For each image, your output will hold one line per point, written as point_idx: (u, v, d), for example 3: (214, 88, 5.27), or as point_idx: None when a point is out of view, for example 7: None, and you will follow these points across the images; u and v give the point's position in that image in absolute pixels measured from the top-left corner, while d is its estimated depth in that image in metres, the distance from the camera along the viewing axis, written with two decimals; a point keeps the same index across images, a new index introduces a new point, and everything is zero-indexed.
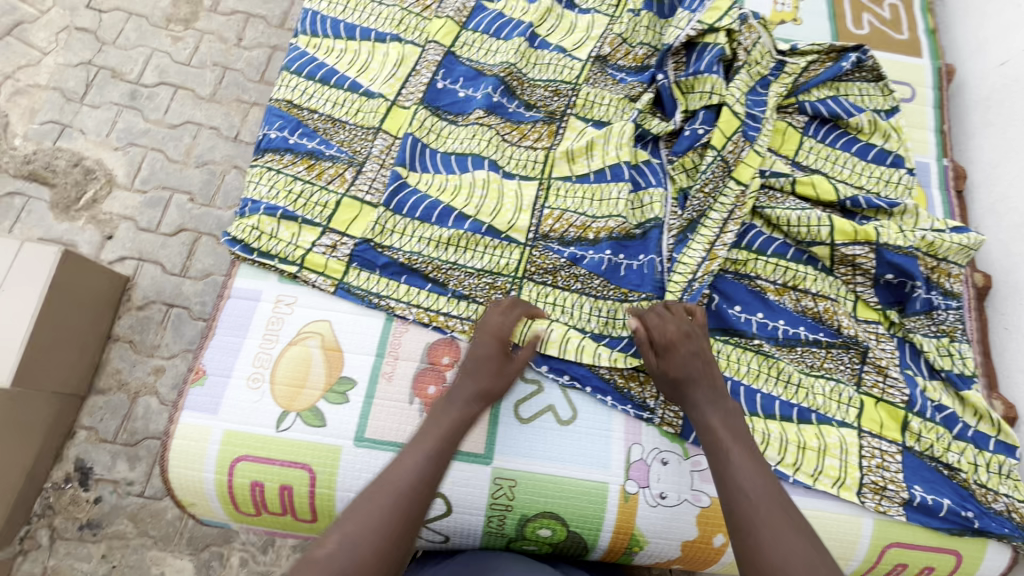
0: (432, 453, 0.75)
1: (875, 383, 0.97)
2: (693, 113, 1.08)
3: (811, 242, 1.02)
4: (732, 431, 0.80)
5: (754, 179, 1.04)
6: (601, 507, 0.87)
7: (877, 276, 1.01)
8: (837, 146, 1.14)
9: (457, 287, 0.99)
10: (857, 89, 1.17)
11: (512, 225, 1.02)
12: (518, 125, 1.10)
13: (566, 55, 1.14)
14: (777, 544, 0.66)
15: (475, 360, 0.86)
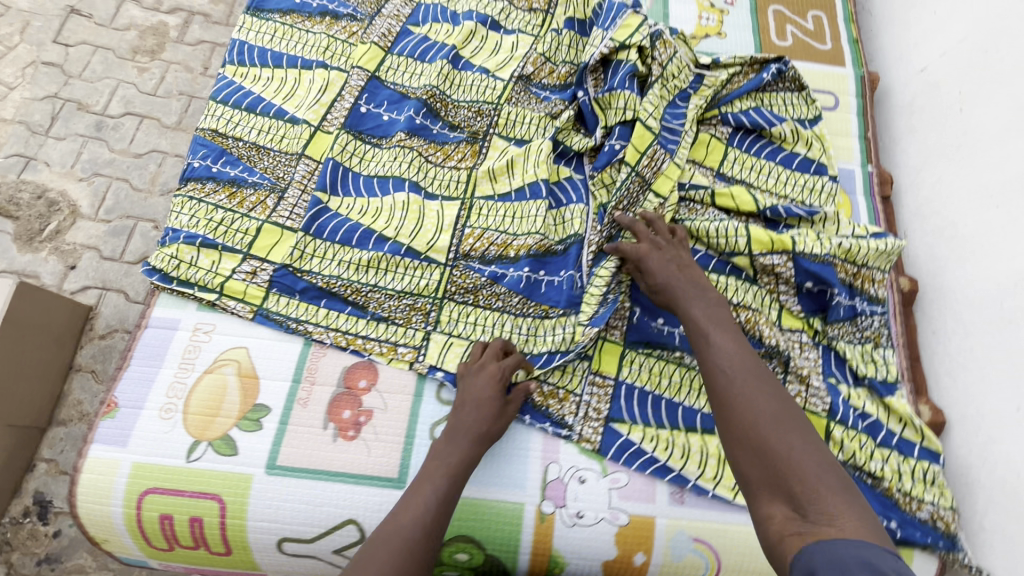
0: (437, 502, 0.79)
1: (797, 393, 0.96)
2: (611, 127, 1.09)
3: (731, 253, 1.02)
4: (714, 320, 0.86)
5: (673, 192, 1.05)
6: (517, 528, 0.87)
7: (798, 284, 1.01)
8: (762, 155, 1.14)
9: (377, 309, 0.99)
10: (781, 99, 1.18)
11: (432, 245, 1.02)
12: (441, 145, 1.11)
13: (489, 75, 1.16)
14: (753, 409, 0.74)
15: (476, 403, 0.87)
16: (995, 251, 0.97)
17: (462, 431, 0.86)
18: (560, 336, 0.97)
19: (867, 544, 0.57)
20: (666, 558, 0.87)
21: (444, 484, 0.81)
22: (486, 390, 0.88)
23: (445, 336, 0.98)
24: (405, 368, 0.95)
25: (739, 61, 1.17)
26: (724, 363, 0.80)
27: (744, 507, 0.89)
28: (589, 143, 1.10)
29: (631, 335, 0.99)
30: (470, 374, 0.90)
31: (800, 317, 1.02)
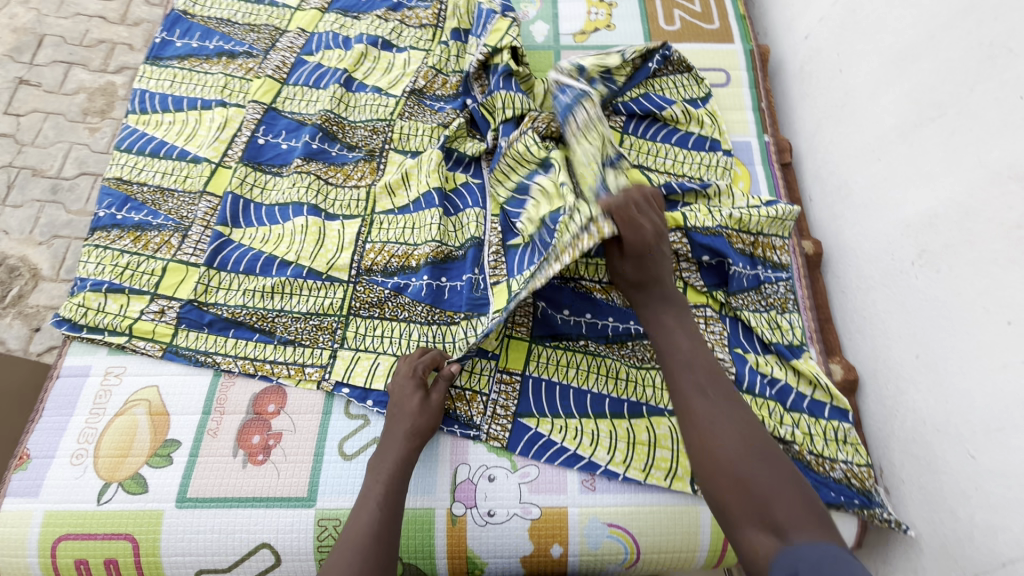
0: (381, 501, 0.80)
1: None
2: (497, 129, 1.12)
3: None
4: (684, 331, 0.82)
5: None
6: (429, 533, 0.87)
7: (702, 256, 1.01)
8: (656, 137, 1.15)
9: (284, 333, 1.00)
10: (671, 82, 1.19)
11: (333, 264, 1.05)
12: (341, 166, 1.15)
13: (382, 93, 1.23)
14: (710, 416, 0.73)
15: (395, 403, 0.88)
16: (882, 204, 0.98)
17: (390, 435, 0.86)
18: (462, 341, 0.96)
19: (832, 547, 0.60)
20: (583, 547, 0.88)
21: (383, 486, 0.81)
22: (403, 391, 0.88)
23: (352, 352, 0.99)
24: (314, 387, 0.97)
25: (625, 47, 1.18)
26: (678, 371, 0.79)
27: (656, 486, 0.89)
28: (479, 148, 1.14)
29: (536, 330, 0.98)
30: (394, 382, 0.90)
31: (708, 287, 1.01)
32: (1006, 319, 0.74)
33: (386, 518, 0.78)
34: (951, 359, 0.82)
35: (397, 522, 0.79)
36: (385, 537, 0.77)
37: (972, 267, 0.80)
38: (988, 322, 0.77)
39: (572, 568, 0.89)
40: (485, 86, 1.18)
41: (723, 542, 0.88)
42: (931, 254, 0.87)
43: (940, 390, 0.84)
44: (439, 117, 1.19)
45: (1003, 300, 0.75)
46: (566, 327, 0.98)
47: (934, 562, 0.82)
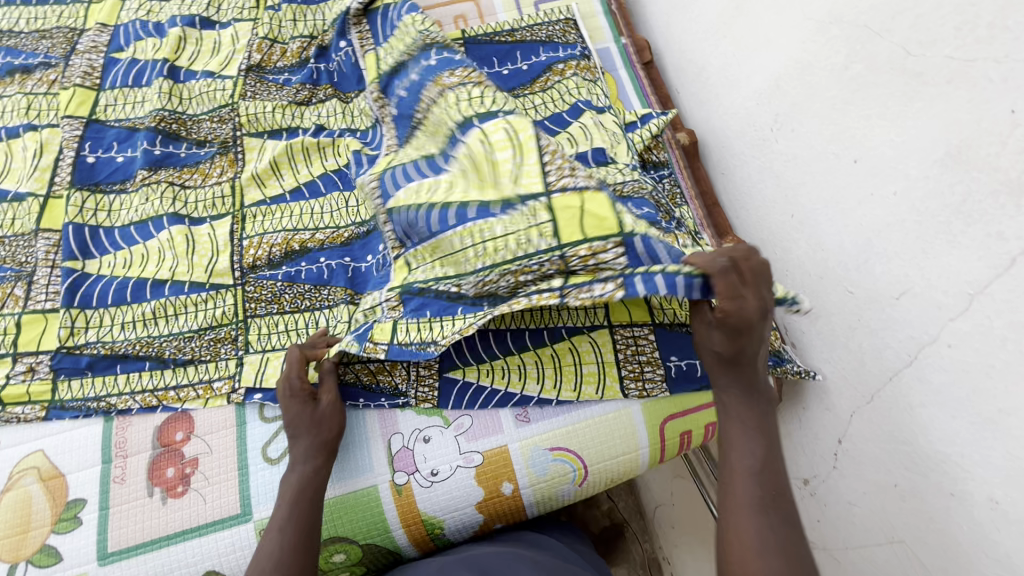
0: (285, 523, 0.75)
1: None
2: (381, 75, 1.02)
3: (483, 159, 0.80)
4: (752, 432, 0.70)
5: (433, 116, 0.90)
6: (378, 509, 0.86)
7: (570, 161, 0.76)
8: (574, 119, 1.04)
9: (179, 355, 0.92)
10: (570, 81, 1.11)
11: (212, 271, 0.97)
12: (195, 166, 1.06)
13: (215, 77, 1.13)
14: (743, 493, 0.66)
15: (290, 423, 0.83)
16: (735, 80, 1.00)
17: (293, 456, 0.82)
18: (356, 319, 0.90)
19: None
20: (532, 477, 0.89)
21: (287, 507, 0.77)
22: (289, 411, 0.82)
23: (259, 355, 0.92)
24: (225, 403, 0.90)
25: (514, 32, 1.18)
26: (730, 442, 0.70)
27: (590, 401, 0.90)
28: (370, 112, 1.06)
29: (408, 303, 0.84)
30: (279, 401, 0.84)
31: (597, 193, 0.74)
32: (852, 158, 0.79)
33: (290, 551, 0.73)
34: (817, 209, 0.88)
35: (308, 539, 0.75)
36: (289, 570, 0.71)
37: (818, 118, 0.84)
38: (839, 165, 0.82)
39: (528, 500, 0.90)
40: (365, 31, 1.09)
41: (660, 434, 0.91)
42: (783, 116, 0.91)
43: (815, 240, 0.89)
44: (289, 94, 1.12)
45: (848, 142, 0.80)
46: (441, 303, 0.82)
47: (840, 395, 0.90)
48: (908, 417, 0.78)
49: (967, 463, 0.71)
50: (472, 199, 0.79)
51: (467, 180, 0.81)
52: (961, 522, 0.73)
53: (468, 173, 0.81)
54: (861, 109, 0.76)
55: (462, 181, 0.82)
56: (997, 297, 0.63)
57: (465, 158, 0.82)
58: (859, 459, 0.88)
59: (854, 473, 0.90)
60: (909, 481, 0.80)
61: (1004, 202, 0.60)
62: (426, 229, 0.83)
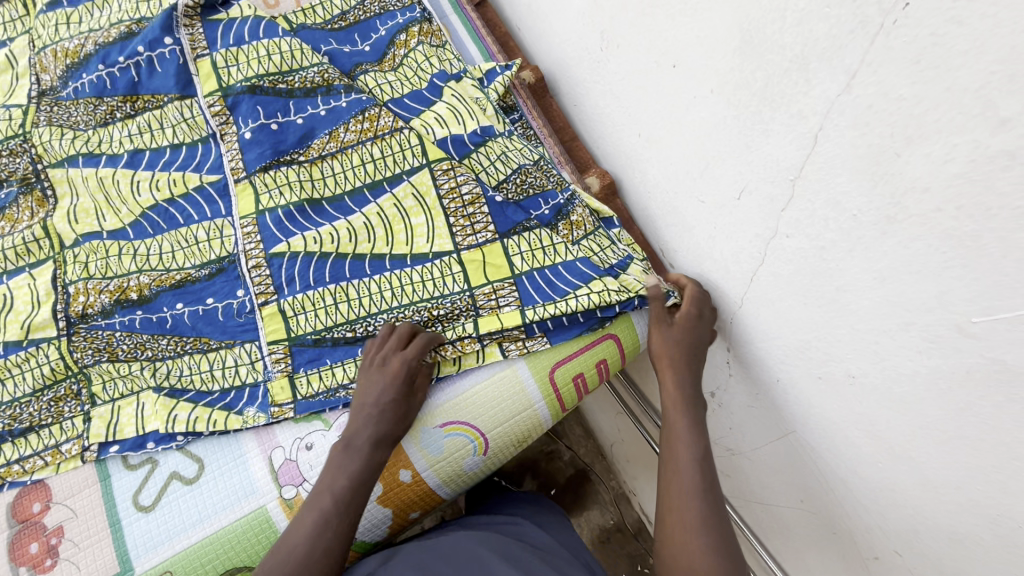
0: (330, 518, 0.72)
1: (463, 233, 0.90)
2: (227, 88, 0.94)
3: (394, 220, 0.91)
4: (695, 416, 0.81)
5: (322, 165, 0.93)
6: (271, 529, 0.80)
7: (470, 218, 0.90)
8: (437, 96, 0.98)
9: (13, 425, 0.83)
10: (417, 53, 1.02)
11: (32, 325, 0.87)
12: (3, 212, 0.94)
13: (2, 107, 0.97)
14: (688, 483, 0.75)
15: (376, 405, 0.78)
16: (561, 5, 0.95)
17: (354, 441, 0.77)
18: (233, 370, 0.86)
19: None
20: (429, 459, 0.86)
21: (332, 501, 0.73)
22: (388, 389, 0.78)
23: (108, 405, 0.85)
24: (79, 463, 0.82)
25: (345, 15, 1.06)
26: (680, 434, 0.79)
27: (473, 367, 0.88)
28: (201, 121, 0.95)
29: (301, 355, 0.86)
30: (378, 378, 0.80)
31: (496, 245, 0.90)
32: (671, 63, 0.76)
33: (338, 524, 0.71)
34: (658, 124, 0.84)
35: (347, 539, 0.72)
36: (334, 548, 0.70)
37: (636, 29, 0.79)
38: (663, 73, 0.78)
39: (433, 483, 0.87)
40: (197, 33, 0.96)
41: (551, 383, 0.89)
42: (607, 33, 0.86)
43: (663, 156, 0.87)
44: (87, 112, 0.95)
45: (664, 48, 0.76)
46: (343, 348, 0.87)
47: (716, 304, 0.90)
48: (771, 312, 0.78)
49: (824, 346, 0.71)
50: (383, 250, 0.90)
51: (370, 236, 0.90)
52: (831, 403, 0.74)
53: (374, 228, 0.91)
54: (665, 9, 0.72)
55: (366, 234, 0.90)
56: (811, 178, 0.62)
57: (375, 216, 0.91)
58: (745, 361, 0.89)
59: (744, 376, 0.91)
60: (786, 373, 0.81)
61: (798, 79, 0.58)
62: (318, 279, 0.88)
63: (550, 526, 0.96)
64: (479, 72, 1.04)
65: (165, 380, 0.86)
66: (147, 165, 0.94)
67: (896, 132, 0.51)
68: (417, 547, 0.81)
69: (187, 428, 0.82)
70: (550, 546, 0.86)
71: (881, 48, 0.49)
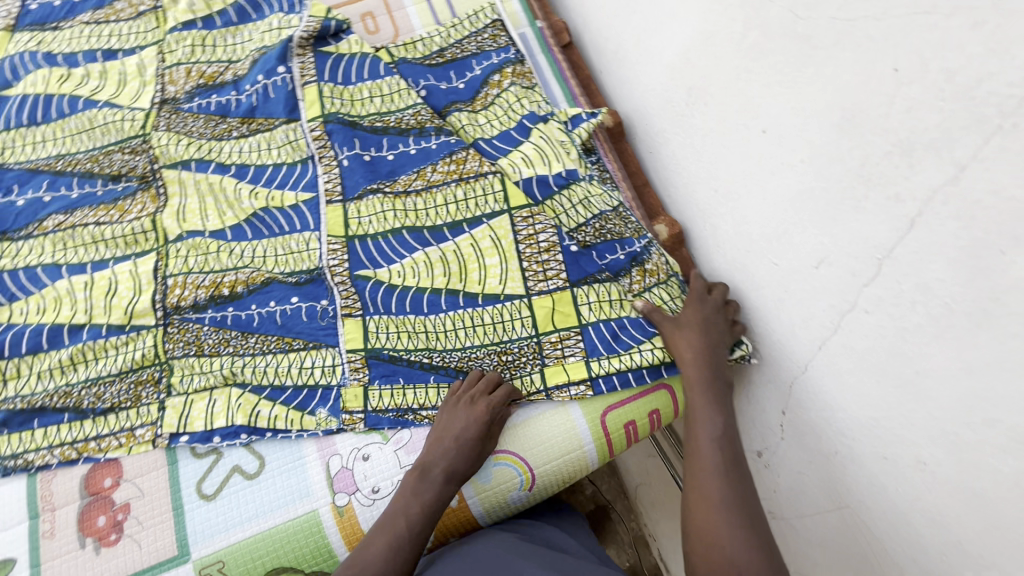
0: (400, 541, 0.74)
1: (536, 277, 0.93)
2: (327, 115, 1.02)
3: (469, 258, 0.95)
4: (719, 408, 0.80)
5: (406, 199, 0.98)
6: (322, 534, 0.83)
7: (544, 264, 0.93)
8: (524, 137, 1.02)
9: (98, 403, 0.89)
10: (510, 93, 1.07)
11: (133, 312, 0.93)
12: (114, 203, 0.99)
13: (125, 109, 1.04)
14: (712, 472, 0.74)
15: (457, 440, 0.81)
16: (649, 57, 0.98)
17: (430, 471, 0.80)
18: (309, 370, 0.91)
19: None
20: (477, 487, 0.87)
21: (403, 525, 0.76)
22: (471, 427, 0.81)
23: (182, 397, 0.89)
24: (150, 448, 0.87)
25: (444, 52, 1.11)
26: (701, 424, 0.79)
27: (526, 401, 0.90)
28: (302, 145, 1.02)
29: (375, 367, 0.90)
30: (462, 415, 0.82)
31: (567, 293, 0.93)
32: (761, 128, 0.77)
33: (408, 549, 0.74)
34: (737, 183, 0.86)
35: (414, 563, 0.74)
36: (401, 571, 0.73)
37: (726, 90, 0.81)
38: (750, 136, 0.80)
39: (477, 510, 0.89)
40: (308, 62, 1.04)
41: (603, 428, 0.89)
42: (695, 90, 0.88)
43: (739, 214, 0.88)
44: (206, 126, 1.03)
45: (755, 111, 0.77)
46: (415, 370, 0.90)
47: (778, 366, 0.90)
48: (838, 384, 0.78)
49: (894, 426, 0.70)
50: (450, 287, 0.94)
51: (446, 269, 0.94)
52: (895, 484, 0.73)
53: (449, 263, 0.94)
54: (761, 77, 0.74)
55: (442, 267, 0.94)
56: (901, 260, 0.62)
57: (451, 252, 0.95)
58: (802, 428, 0.88)
59: (798, 442, 0.90)
60: (846, 446, 0.80)
61: (898, 163, 0.59)
62: (397, 307, 0.93)
63: (585, 536, 0.92)
64: (564, 116, 1.07)
65: (240, 378, 0.91)
66: (251, 178, 1.01)
67: (1004, 230, 0.51)
68: (451, 554, 0.81)
69: (268, 424, 0.87)
70: (569, 543, 0.86)
71: (996, 147, 0.49)
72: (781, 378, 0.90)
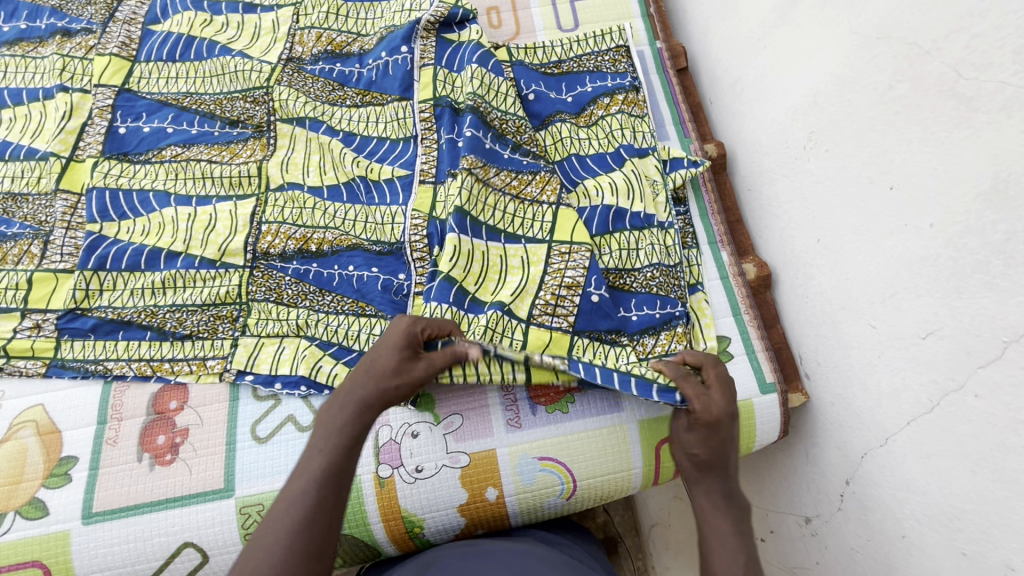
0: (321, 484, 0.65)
1: (543, 310, 0.88)
2: (438, 99, 1.04)
3: (493, 266, 0.91)
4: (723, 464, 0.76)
5: (463, 177, 0.93)
6: (360, 500, 0.84)
7: (560, 300, 0.88)
8: (618, 166, 1.02)
9: (179, 328, 0.93)
10: (615, 119, 1.06)
11: (226, 250, 0.97)
12: (227, 145, 1.05)
13: (254, 60, 1.09)
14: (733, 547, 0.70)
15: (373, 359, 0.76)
16: (770, 94, 0.96)
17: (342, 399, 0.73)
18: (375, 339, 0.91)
19: None
20: (518, 486, 0.86)
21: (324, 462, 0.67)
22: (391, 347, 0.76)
23: (255, 338, 0.93)
24: (217, 380, 0.90)
25: (560, 63, 1.12)
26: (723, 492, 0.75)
27: (584, 413, 0.89)
28: (407, 124, 1.05)
29: None
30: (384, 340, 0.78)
31: (565, 338, 0.86)
32: (888, 184, 0.74)
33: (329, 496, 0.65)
34: (846, 236, 0.82)
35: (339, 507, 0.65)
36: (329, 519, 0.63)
37: (855, 140, 0.78)
38: (872, 190, 0.77)
39: (513, 509, 0.87)
40: (429, 45, 1.07)
41: (656, 455, 0.88)
42: (817, 135, 0.85)
43: (840, 268, 0.84)
44: (323, 90, 1.08)
45: (885, 167, 0.74)
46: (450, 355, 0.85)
47: (852, 433, 0.85)
48: (923, 466, 0.73)
49: (982, 524, 0.65)
50: (473, 292, 0.89)
51: (466, 265, 0.89)
52: None
53: (473, 261, 0.90)
54: (901, 132, 0.71)
55: (464, 262, 0.89)
56: None
57: (480, 252, 0.91)
58: (867, 504, 0.83)
59: (860, 518, 0.84)
60: (918, 533, 0.74)
61: None
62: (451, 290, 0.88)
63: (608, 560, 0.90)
64: (665, 154, 1.06)
65: (311, 332, 0.93)
66: (356, 147, 1.04)
67: None
68: (474, 543, 0.79)
69: (326, 381, 0.88)
70: (588, 559, 0.83)
71: None
72: (853, 447, 0.85)
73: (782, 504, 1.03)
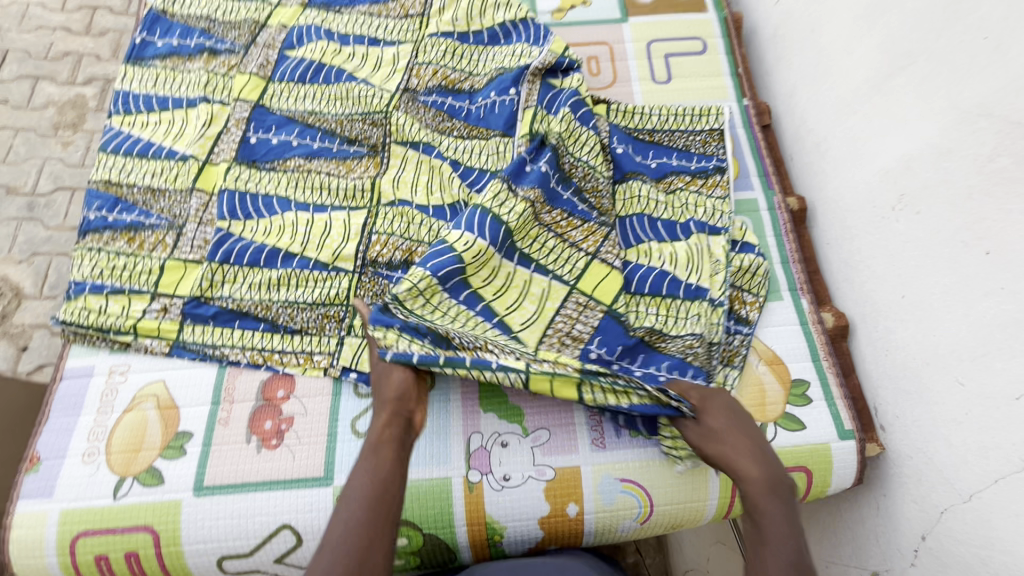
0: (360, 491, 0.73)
1: (553, 342, 0.93)
2: (534, 133, 1.10)
3: (515, 288, 0.96)
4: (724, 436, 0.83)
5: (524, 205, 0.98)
6: (448, 501, 0.88)
7: (570, 338, 0.94)
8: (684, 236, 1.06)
9: (290, 323, 1.01)
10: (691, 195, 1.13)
11: (339, 254, 1.05)
12: (344, 160, 1.15)
13: (375, 87, 1.21)
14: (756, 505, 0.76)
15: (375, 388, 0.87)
16: (859, 156, 1.02)
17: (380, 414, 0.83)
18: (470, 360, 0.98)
19: None
20: (598, 504, 0.89)
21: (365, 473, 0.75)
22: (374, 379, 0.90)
23: (359, 339, 0.99)
24: (321, 374, 0.97)
25: (653, 132, 1.20)
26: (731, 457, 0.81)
27: None
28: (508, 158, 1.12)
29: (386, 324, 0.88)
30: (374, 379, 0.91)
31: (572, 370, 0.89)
32: (984, 249, 0.78)
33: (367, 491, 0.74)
34: (935, 294, 0.86)
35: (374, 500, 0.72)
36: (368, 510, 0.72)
37: (949, 205, 0.83)
38: (966, 254, 0.81)
39: (590, 527, 0.90)
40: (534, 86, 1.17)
41: (732, 489, 0.91)
42: (908, 197, 0.91)
43: (926, 324, 0.88)
44: (434, 119, 1.18)
45: (982, 232, 0.79)
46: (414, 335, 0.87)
47: (931, 488, 0.87)
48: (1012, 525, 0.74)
49: None
50: (490, 301, 0.94)
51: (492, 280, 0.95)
52: None
53: (496, 277, 0.95)
54: (999, 201, 0.76)
55: (490, 275, 0.95)
56: None
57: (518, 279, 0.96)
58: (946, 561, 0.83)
59: None
60: None
61: None
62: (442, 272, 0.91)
63: None
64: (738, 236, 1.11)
65: None
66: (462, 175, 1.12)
67: None
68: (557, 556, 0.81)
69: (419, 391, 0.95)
70: None
71: None
72: (931, 502, 0.86)
73: (846, 557, 1.02)
